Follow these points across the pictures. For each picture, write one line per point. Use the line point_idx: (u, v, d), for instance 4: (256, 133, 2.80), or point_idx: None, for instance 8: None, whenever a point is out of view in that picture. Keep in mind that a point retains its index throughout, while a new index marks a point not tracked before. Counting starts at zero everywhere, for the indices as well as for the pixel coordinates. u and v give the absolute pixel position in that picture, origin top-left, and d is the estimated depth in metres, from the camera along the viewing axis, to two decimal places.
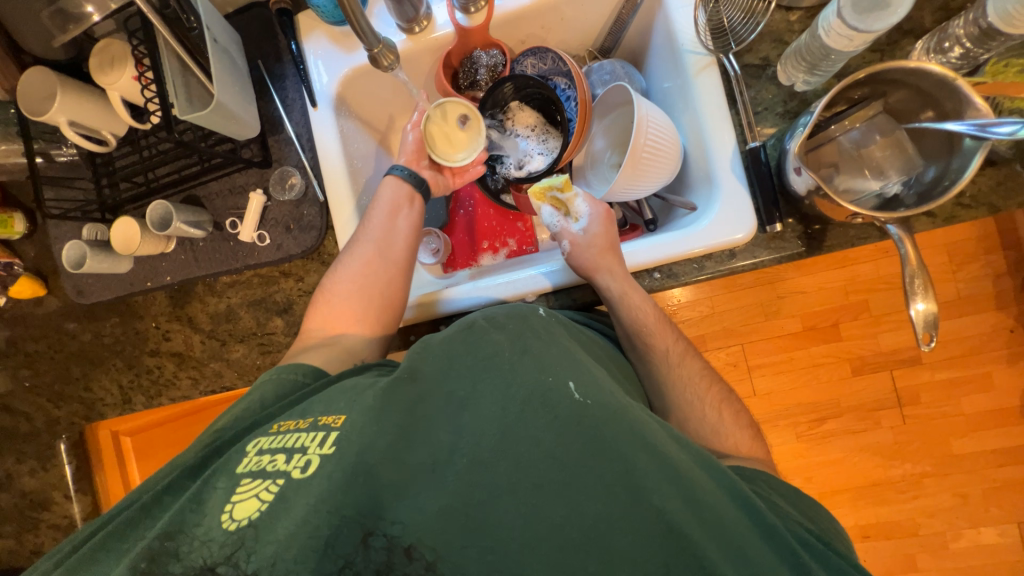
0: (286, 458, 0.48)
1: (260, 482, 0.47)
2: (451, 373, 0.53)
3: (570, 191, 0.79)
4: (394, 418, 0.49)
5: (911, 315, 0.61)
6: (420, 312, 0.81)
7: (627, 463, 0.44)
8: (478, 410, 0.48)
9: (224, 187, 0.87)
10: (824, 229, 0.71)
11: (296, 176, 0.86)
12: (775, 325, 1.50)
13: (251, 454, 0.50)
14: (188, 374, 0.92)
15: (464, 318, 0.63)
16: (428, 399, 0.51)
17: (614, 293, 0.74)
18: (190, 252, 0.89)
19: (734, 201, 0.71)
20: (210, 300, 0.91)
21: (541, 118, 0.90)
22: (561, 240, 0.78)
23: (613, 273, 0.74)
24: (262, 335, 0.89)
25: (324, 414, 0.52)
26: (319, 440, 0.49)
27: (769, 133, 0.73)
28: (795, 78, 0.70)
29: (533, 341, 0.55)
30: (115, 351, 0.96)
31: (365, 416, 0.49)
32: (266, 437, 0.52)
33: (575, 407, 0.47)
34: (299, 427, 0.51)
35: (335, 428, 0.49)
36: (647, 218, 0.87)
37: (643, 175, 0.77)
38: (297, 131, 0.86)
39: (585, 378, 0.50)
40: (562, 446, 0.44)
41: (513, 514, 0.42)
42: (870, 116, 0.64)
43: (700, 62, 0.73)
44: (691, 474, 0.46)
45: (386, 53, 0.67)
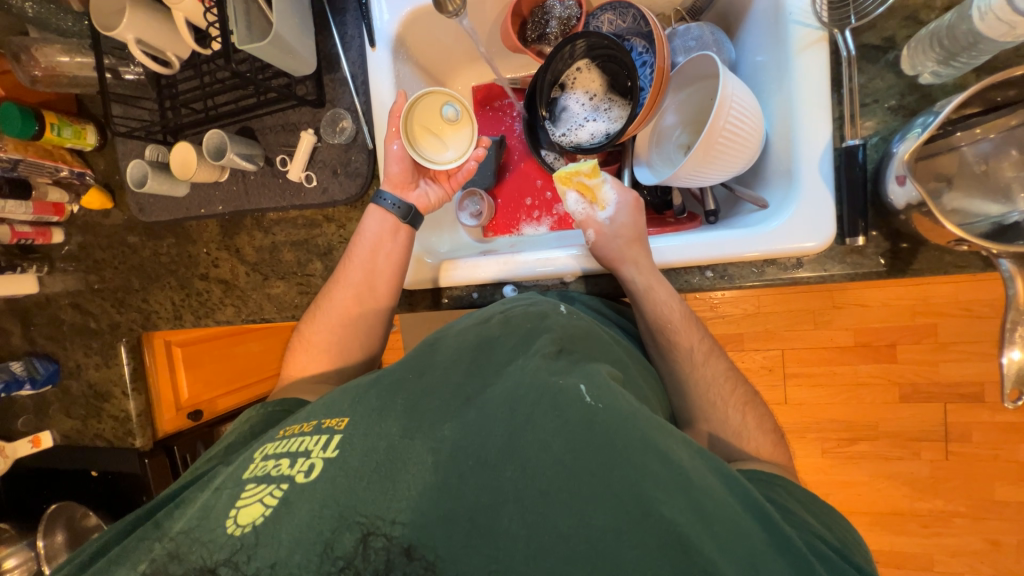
0: (290, 461, 0.49)
1: (263, 487, 0.48)
2: (456, 373, 0.55)
3: (597, 178, 0.73)
4: (401, 410, 0.51)
5: (1002, 363, 0.54)
6: (440, 276, 0.81)
7: (637, 471, 0.42)
8: (486, 408, 0.49)
9: (277, 123, 0.87)
10: (914, 250, 0.62)
11: (348, 120, 0.83)
12: (824, 336, 1.40)
13: (257, 460, 0.51)
14: (233, 303, 0.97)
15: (484, 312, 0.67)
16: (433, 393, 0.53)
17: (639, 287, 0.70)
18: (242, 185, 0.90)
19: (794, 226, 0.64)
20: (257, 235, 0.93)
21: (609, 83, 0.82)
22: (584, 229, 0.74)
23: (638, 264, 0.70)
24: (302, 275, 0.91)
25: (326, 417, 0.53)
26: (322, 443, 0.50)
27: (872, 131, 0.63)
28: (922, 67, 0.59)
29: (541, 345, 0.55)
30: (170, 270, 1.01)
31: (367, 419, 0.51)
32: (271, 444, 0.53)
33: (586, 410, 0.46)
34: (304, 431, 0.52)
35: (338, 432, 0.50)
36: (708, 208, 0.80)
37: (714, 162, 0.70)
38: (353, 71, 0.83)
39: (597, 379, 0.49)
40: (570, 452, 0.43)
41: (518, 524, 0.41)
42: (1009, 125, 0.54)
43: (809, 38, 0.63)
44: (705, 485, 0.43)
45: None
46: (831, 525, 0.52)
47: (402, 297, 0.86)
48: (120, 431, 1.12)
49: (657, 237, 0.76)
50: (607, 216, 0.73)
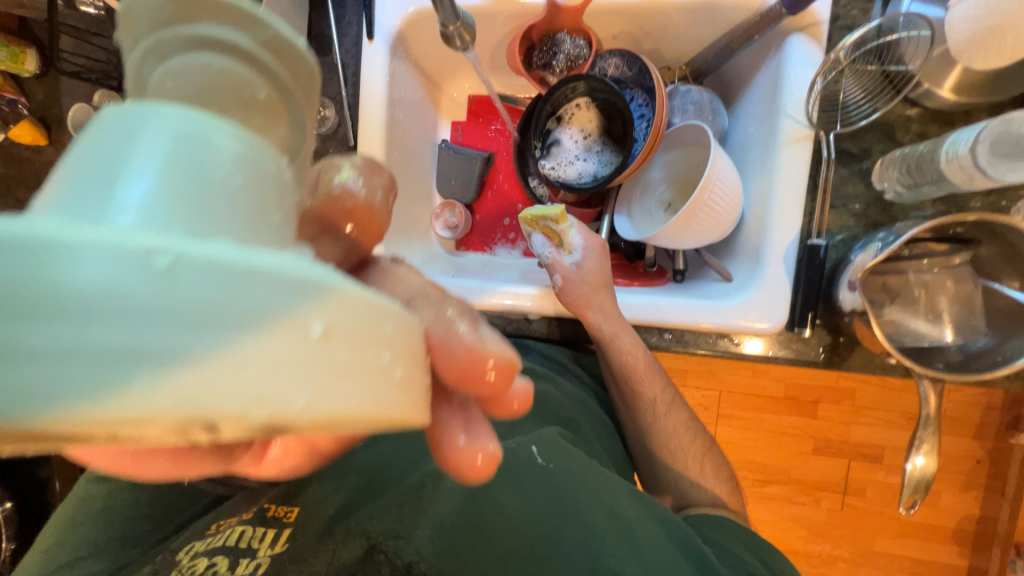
0: (226, 563, 0.47)
1: None
2: (411, 444, 0.58)
3: (565, 223, 0.71)
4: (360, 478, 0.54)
5: (906, 466, 0.59)
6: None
7: (585, 526, 0.47)
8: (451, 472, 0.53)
9: None
10: (851, 347, 0.67)
11: (332, 110, 0.78)
12: (758, 384, 1.50)
13: (182, 561, 0.47)
14: None
15: None
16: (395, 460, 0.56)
17: (605, 334, 0.71)
18: None
19: (756, 314, 0.67)
20: None
21: (605, 126, 0.82)
22: (551, 273, 0.73)
23: (604, 311, 0.71)
24: None
25: (270, 505, 0.52)
26: (267, 539, 0.49)
27: (837, 231, 0.66)
28: (888, 183, 0.64)
29: None
30: None
31: (323, 497, 0.53)
32: (198, 542, 0.49)
33: (539, 471, 0.52)
34: (237, 521, 0.51)
35: (284, 526, 0.50)
36: (677, 267, 0.83)
37: (692, 230, 0.72)
38: (345, 60, 0.77)
39: (548, 441, 0.56)
40: (525, 513, 0.49)
41: None
42: (953, 263, 0.59)
43: (795, 133, 0.65)
44: (647, 535, 0.49)
45: (462, 33, 0.59)
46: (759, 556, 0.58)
47: None
48: None
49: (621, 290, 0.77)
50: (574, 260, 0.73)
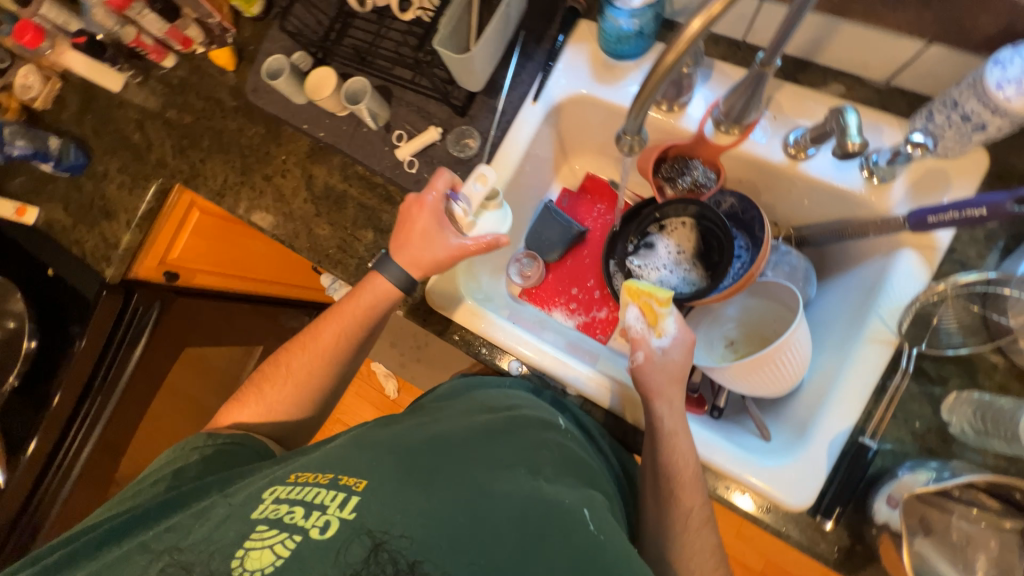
0: (303, 511, 0.49)
1: (277, 533, 0.48)
2: (467, 453, 0.57)
3: (666, 309, 0.76)
4: (408, 470, 0.53)
5: None
6: (459, 311, 0.83)
7: None
8: (507, 495, 0.51)
9: (415, 104, 0.92)
10: (868, 559, 0.65)
11: (476, 140, 0.86)
12: (738, 545, 1.41)
13: (266, 501, 0.52)
14: (275, 216, 0.98)
15: (500, 406, 0.69)
16: (445, 463, 0.54)
17: (665, 425, 0.70)
18: (352, 130, 0.94)
19: (789, 489, 0.67)
20: (335, 176, 0.96)
21: (701, 251, 0.86)
22: (635, 349, 0.76)
23: (671, 404, 0.72)
24: (350, 234, 0.93)
25: (345, 474, 0.53)
26: (337, 502, 0.50)
27: (891, 441, 0.66)
28: (956, 417, 0.64)
29: (544, 462, 0.58)
30: (242, 152, 1.03)
31: (379, 478, 0.52)
32: (282, 486, 0.53)
33: (589, 539, 0.48)
34: (316, 481, 0.53)
35: (353, 492, 0.50)
36: (716, 403, 0.83)
37: (751, 379, 0.74)
38: (506, 107, 0.87)
39: (599, 512, 0.52)
40: None
41: None
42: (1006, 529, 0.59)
43: (878, 335, 0.67)
44: None
45: (632, 144, 0.59)
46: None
47: (419, 309, 0.87)
48: (100, 253, 1.11)
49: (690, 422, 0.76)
50: (659, 344, 0.76)
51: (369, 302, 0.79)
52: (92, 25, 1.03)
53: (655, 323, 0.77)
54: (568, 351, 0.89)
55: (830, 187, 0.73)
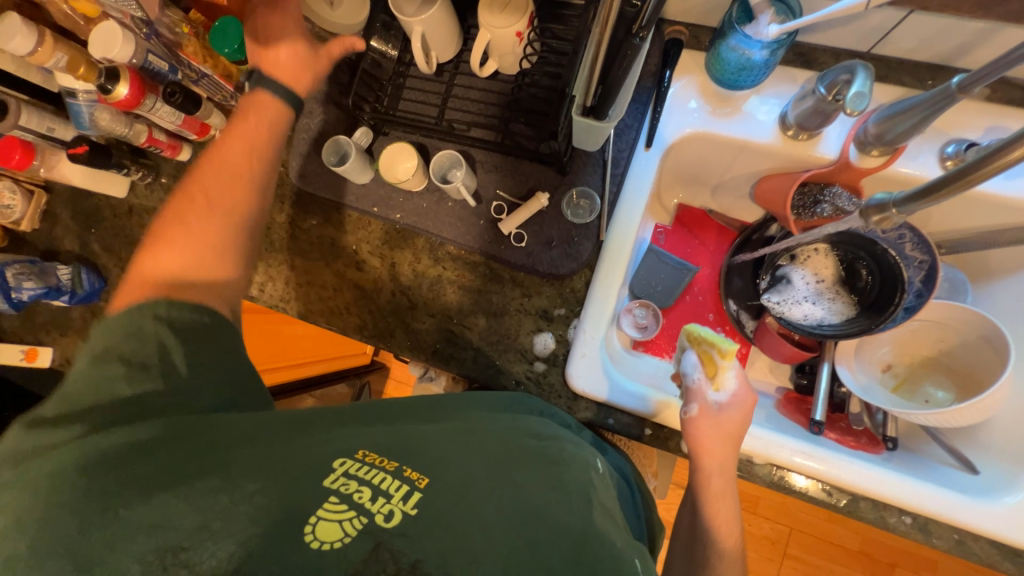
0: (366, 496, 0.44)
1: (345, 510, 0.43)
2: (539, 475, 0.51)
3: (728, 360, 0.70)
4: (483, 483, 0.48)
5: None
6: (614, 391, 0.75)
7: None
8: (570, 527, 0.45)
9: (505, 166, 0.82)
10: None
11: (592, 199, 0.78)
12: (836, 533, 1.41)
13: (337, 471, 0.46)
14: (359, 316, 0.86)
15: (550, 425, 0.62)
16: (501, 483, 0.48)
17: (707, 481, 0.66)
18: (435, 206, 0.84)
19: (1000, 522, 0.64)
20: (423, 259, 0.85)
21: (841, 278, 0.82)
22: (689, 400, 0.69)
23: (721, 466, 0.66)
24: (455, 323, 0.82)
25: (411, 465, 0.48)
26: (401, 495, 0.45)
27: None
28: None
29: (602, 500, 0.52)
30: (298, 247, 0.90)
31: (448, 485, 0.47)
32: (352, 460, 0.48)
33: None
34: (385, 468, 0.47)
35: (415, 491, 0.46)
36: (890, 436, 0.77)
37: (951, 418, 0.69)
38: (615, 157, 0.78)
39: (649, 565, 0.46)
40: None
41: None
42: None
43: None
44: None
45: (885, 216, 0.58)
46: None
47: (560, 396, 0.78)
48: None
49: (828, 445, 0.72)
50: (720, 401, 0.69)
51: (258, 123, 0.72)
52: (89, 129, 0.85)
53: (715, 381, 0.70)
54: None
55: (999, 198, 0.68)
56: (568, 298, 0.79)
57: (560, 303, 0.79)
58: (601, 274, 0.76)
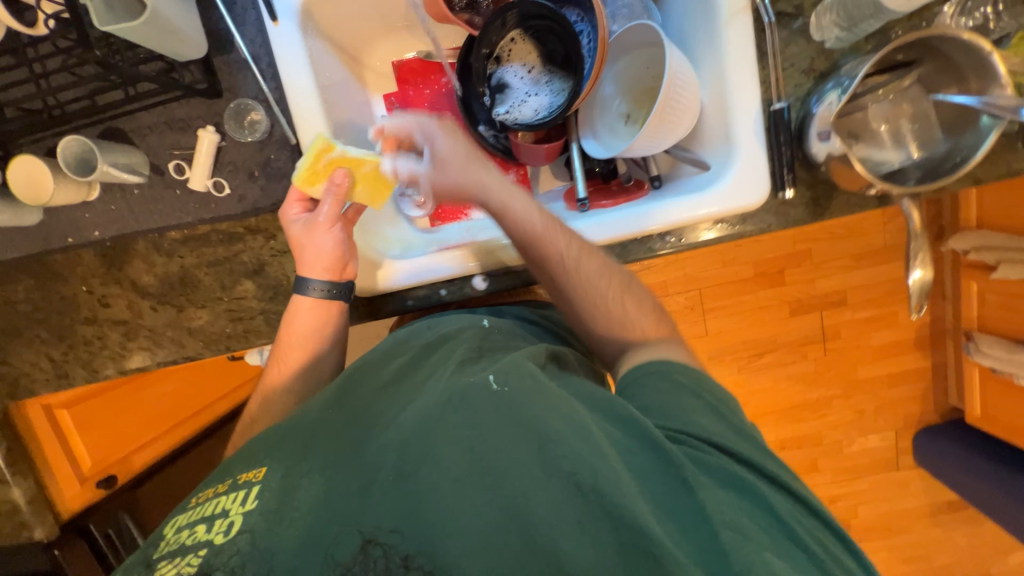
0: (207, 526, 0.48)
1: (179, 559, 0.46)
2: (373, 406, 0.56)
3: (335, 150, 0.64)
4: (335, 427, 0.54)
5: (909, 282, 0.64)
6: (398, 278, 0.73)
7: (547, 432, 0.46)
8: (407, 416, 0.50)
9: (159, 121, 0.71)
10: (830, 196, 0.71)
11: (259, 109, 0.70)
12: (731, 271, 1.56)
13: (168, 535, 0.49)
14: (140, 347, 0.80)
15: (406, 338, 0.70)
16: (354, 417, 0.55)
17: (495, 208, 0.68)
18: (125, 202, 0.74)
19: (737, 190, 0.69)
20: (157, 260, 0.77)
21: (546, 55, 0.78)
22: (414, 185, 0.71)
23: (486, 185, 0.69)
24: (229, 300, 0.78)
25: (243, 470, 0.52)
26: (242, 499, 0.49)
27: (791, 93, 0.70)
28: (828, 35, 0.67)
29: (456, 355, 0.60)
30: (34, 320, 0.79)
31: (286, 461, 0.51)
32: (182, 514, 0.51)
33: (494, 397, 0.49)
34: (220, 491, 0.51)
35: (255, 484, 0.50)
36: (653, 174, 0.82)
37: (662, 131, 0.73)
38: (255, 52, 0.70)
39: (504, 366, 0.52)
40: (481, 440, 0.46)
41: (454, 521, 0.43)
42: (904, 86, 0.62)
43: (735, 6, 0.66)
44: (611, 437, 0.47)
45: None
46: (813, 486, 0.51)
47: (362, 307, 0.78)
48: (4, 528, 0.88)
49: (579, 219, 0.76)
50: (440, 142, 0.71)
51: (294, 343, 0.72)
52: None
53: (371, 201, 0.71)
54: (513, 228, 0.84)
55: None
56: None
57: None
58: None
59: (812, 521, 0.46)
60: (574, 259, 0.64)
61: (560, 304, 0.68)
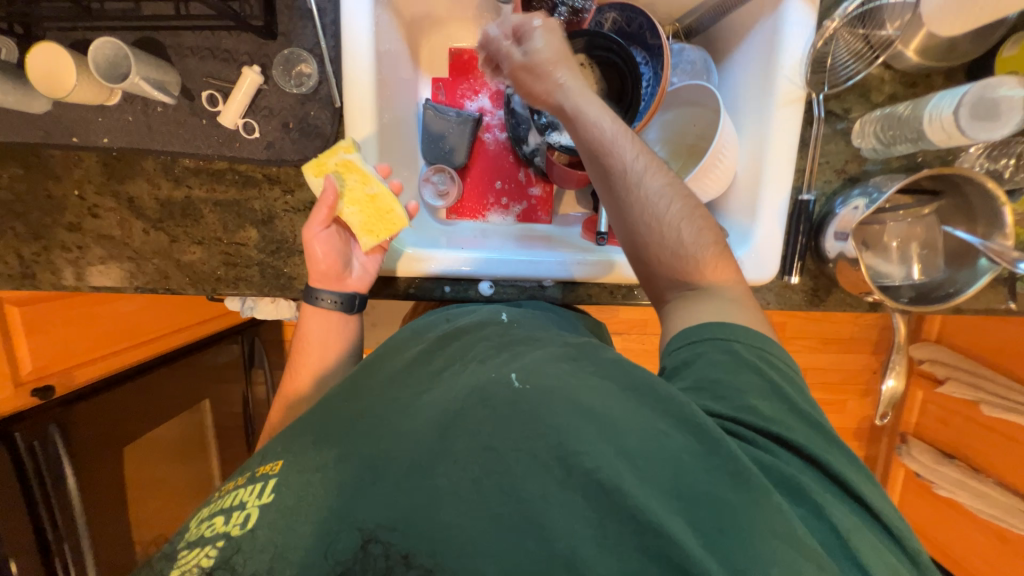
0: (225, 519, 0.48)
1: (195, 553, 0.46)
2: (393, 393, 0.54)
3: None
4: (342, 422, 0.52)
5: (882, 388, 0.67)
6: (391, 260, 0.74)
7: (560, 433, 0.43)
8: (426, 419, 0.48)
9: (202, 45, 0.68)
10: (828, 291, 0.75)
11: (310, 64, 0.68)
12: None
13: (191, 528, 0.50)
14: (121, 267, 0.76)
15: (432, 323, 0.69)
16: (368, 408, 0.53)
17: (571, 116, 0.64)
18: (144, 118, 0.70)
19: None
20: (161, 184, 0.73)
21: (606, 88, 0.78)
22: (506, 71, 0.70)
23: (574, 78, 0.66)
24: (228, 243, 0.75)
25: (262, 464, 0.52)
26: (258, 492, 0.48)
27: (820, 187, 0.73)
28: (866, 141, 0.70)
29: (479, 350, 0.58)
30: (11, 211, 0.74)
31: (300, 454, 0.50)
32: (204, 510, 0.52)
33: (513, 394, 0.47)
34: (239, 485, 0.52)
35: (271, 476, 0.49)
36: None
37: (697, 192, 0.74)
38: (321, 5, 0.68)
39: (527, 366, 0.50)
40: (499, 437, 0.44)
41: (457, 516, 0.41)
42: (920, 214, 0.67)
43: (790, 94, 0.69)
44: (648, 428, 0.44)
45: None
46: (873, 481, 0.49)
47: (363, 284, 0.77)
48: None
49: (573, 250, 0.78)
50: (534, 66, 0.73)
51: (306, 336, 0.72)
52: None
53: (360, 231, 0.71)
54: (522, 241, 0.85)
55: None
56: None
57: None
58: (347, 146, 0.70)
59: (872, 547, 0.43)
60: (638, 174, 0.60)
61: (629, 252, 0.63)
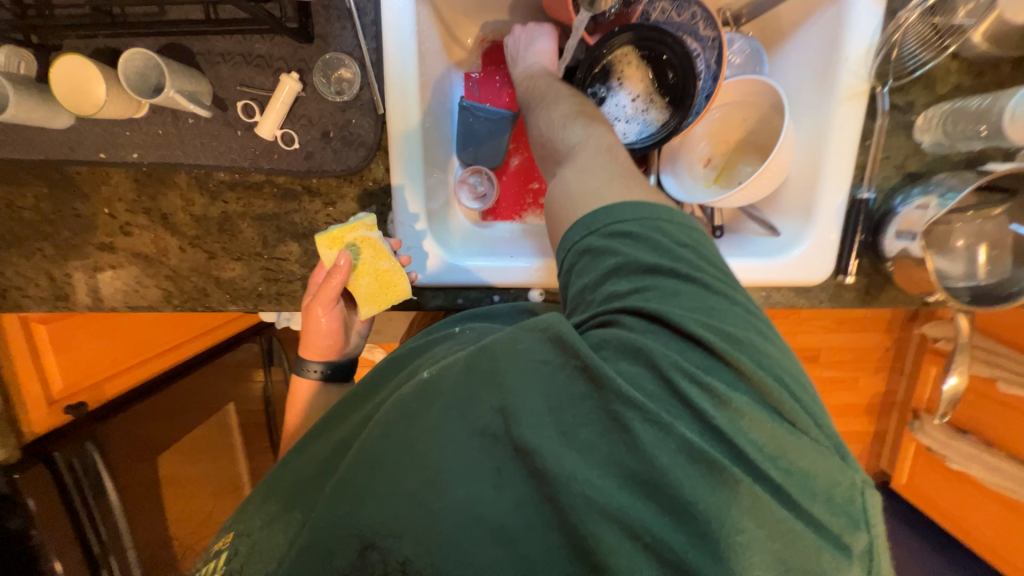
0: None
1: None
2: (347, 419, 0.53)
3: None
4: (302, 462, 0.52)
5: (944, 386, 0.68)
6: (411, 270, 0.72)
7: (456, 404, 0.39)
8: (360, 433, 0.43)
9: (233, 51, 0.64)
10: (883, 288, 0.74)
11: (351, 68, 0.65)
12: None
13: None
14: (158, 286, 0.74)
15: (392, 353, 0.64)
16: (321, 449, 0.51)
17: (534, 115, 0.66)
18: (174, 130, 0.66)
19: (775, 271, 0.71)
20: (196, 199, 0.70)
21: (654, 83, 0.75)
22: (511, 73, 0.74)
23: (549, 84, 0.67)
24: (268, 258, 0.72)
25: (220, 536, 0.52)
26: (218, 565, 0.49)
27: (880, 184, 0.71)
28: (929, 133, 0.68)
29: (425, 359, 0.54)
30: (40, 232, 0.71)
31: (256, 518, 0.50)
32: None
33: (421, 383, 0.42)
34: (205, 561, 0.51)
35: (225, 549, 0.50)
36: (716, 225, 0.79)
37: (753, 193, 0.71)
38: (361, 4, 0.64)
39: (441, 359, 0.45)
40: (406, 424, 0.39)
41: (388, 514, 0.37)
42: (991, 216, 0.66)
43: (853, 88, 0.66)
44: (526, 370, 0.39)
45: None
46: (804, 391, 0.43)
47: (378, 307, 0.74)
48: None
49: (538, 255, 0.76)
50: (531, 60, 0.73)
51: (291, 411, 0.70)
52: None
53: (363, 301, 0.68)
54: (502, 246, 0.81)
55: None
56: (374, 191, 0.70)
57: (368, 200, 0.70)
58: (394, 154, 0.67)
59: (796, 440, 0.38)
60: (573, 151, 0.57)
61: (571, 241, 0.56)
